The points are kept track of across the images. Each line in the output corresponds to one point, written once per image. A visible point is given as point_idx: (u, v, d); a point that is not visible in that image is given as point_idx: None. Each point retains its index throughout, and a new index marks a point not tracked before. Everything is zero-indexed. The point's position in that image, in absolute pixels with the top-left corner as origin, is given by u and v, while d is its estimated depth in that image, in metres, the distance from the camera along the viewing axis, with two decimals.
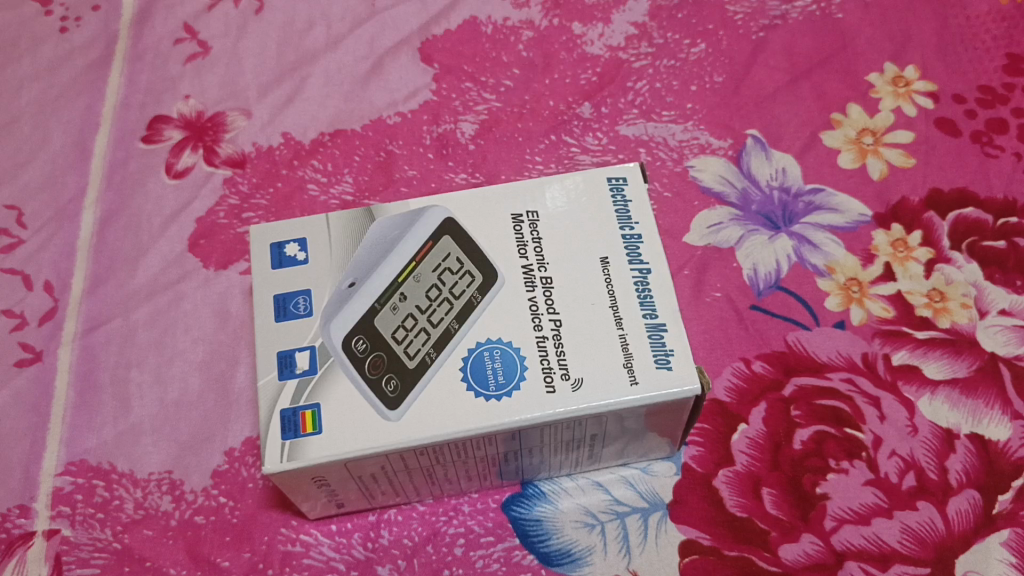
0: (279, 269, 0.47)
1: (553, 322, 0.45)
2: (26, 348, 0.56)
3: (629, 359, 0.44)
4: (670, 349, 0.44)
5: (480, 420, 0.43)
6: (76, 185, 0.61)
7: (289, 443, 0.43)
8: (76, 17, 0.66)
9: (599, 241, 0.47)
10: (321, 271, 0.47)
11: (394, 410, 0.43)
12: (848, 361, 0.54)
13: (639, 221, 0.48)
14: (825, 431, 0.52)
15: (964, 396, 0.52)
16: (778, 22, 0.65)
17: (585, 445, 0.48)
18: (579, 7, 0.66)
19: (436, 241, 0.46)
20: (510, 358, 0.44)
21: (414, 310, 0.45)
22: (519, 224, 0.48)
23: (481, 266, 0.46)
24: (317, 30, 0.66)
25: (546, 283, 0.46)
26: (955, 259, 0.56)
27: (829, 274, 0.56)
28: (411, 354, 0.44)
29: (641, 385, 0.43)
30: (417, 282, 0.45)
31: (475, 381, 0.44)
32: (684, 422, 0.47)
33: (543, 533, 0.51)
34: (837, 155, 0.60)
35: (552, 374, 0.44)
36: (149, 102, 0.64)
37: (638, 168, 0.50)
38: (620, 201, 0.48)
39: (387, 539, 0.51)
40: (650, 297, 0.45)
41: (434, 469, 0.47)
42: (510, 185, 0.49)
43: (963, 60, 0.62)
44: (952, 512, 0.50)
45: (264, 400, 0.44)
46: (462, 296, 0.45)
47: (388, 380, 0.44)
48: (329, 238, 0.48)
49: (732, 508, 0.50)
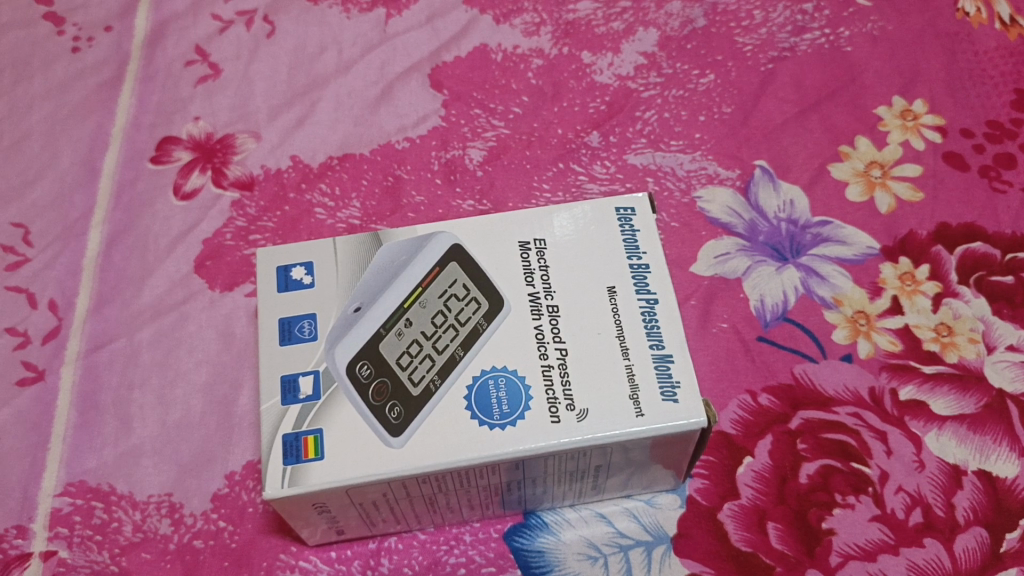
0: (285, 292, 0.47)
1: (559, 351, 0.45)
2: (29, 367, 0.56)
3: (635, 390, 0.44)
4: (677, 381, 0.44)
5: (484, 450, 0.43)
6: (84, 204, 0.62)
7: (290, 469, 0.42)
8: (88, 38, 0.67)
9: (607, 271, 0.47)
10: (327, 294, 0.47)
11: (397, 438, 0.43)
12: (855, 395, 0.53)
13: (647, 252, 0.47)
14: (832, 465, 0.51)
15: (971, 432, 0.52)
16: (787, 54, 0.65)
17: (590, 476, 0.47)
18: (589, 36, 0.66)
19: (443, 268, 0.46)
20: (515, 387, 0.44)
21: (420, 336, 0.45)
22: (526, 252, 0.48)
23: (488, 293, 0.46)
24: (328, 54, 0.66)
25: (552, 312, 0.46)
26: (963, 294, 0.56)
27: (837, 306, 0.56)
28: (416, 381, 0.44)
29: (647, 417, 0.43)
30: (423, 308, 0.45)
31: (479, 410, 0.44)
32: (690, 455, 0.47)
33: (545, 565, 0.50)
34: (845, 187, 0.60)
35: (557, 404, 0.44)
36: (160, 123, 0.65)
37: (646, 199, 0.50)
38: (628, 231, 0.48)
39: (388, 567, 0.50)
40: (656, 327, 0.45)
41: (436, 498, 0.46)
42: (520, 212, 0.49)
43: (972, 96, 0.62)
44: (960, 550, 0.49)
45: (266, 425, 0.44)
46: (468, 323, 0.45)
47: (392, 408, 0.43)
48: (336, 262, 0.47)
49: (738, 543, 0.50)
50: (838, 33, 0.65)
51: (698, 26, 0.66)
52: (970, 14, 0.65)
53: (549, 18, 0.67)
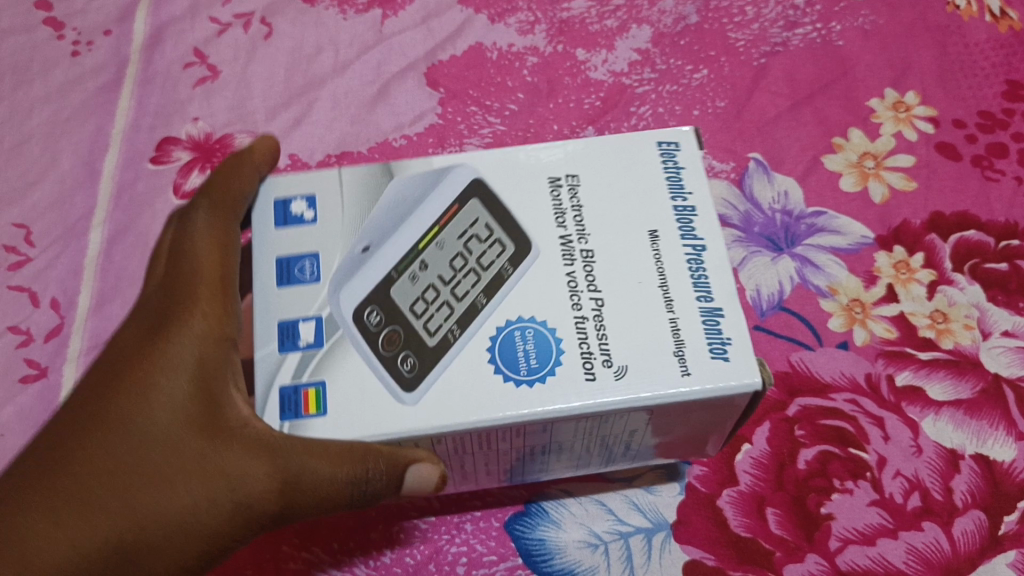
0: (285, 227, 0.46)
1: (594, 301, 0.43)
2: (32, 364, 0.57)
3: (680, 347, 0.42)
4: (728, 338, 0.42)
5: (511, 406, 0.41)
6: (84, 205, 0.62)
7: (288, 424, 0.42)
8: (88, 42, 0.67)
9: (650, 214, 0.46)
10: (329, 231, 0.46)
11: (410, 394, 0.42)
12: (851, 382, 0.54)
13: (693, 192, 0.46)
14: (830, 451, 0.52)
15: (968, 417, 0.52)
16: (780, 48, 0.65)
17: (618, 442, 0.46)
18: (583, 34, 0.67)
19: (462, 205, 0.46)
20: (545, 340, 0.43)
21: (436, 281, 0.44)
22: (558, 188, 0.47)
23: (515, 237, 0.45)
24: (325, 55, 0.67)
25: (586, 257, 0.44)
26: (957, 281, 0.56)
27: (833, 294, 0.56)
28: (433, 330, 0.43)
29: (694, 376, 0.42)
30: (440, 249, 0.44)
31: (505, 365, 0.42)
32: (735, 419, 0.45)
33: (546, 553, 0.50)
34: (839, 178, 0.60)
35: (592, 360, 0.42)
36: (159, 124, 0.65)
37: (692, 133, 0.48)
38: (672, 167, 0.47)
39: (390, 557, 0.51)
40: (704, 277, 0.44)
41: (453, 460, 0.46)
42: (551, 146, 0.48)
43: (963, 87, 0.63)
44: (958, 533, 0.50)
45: (263, 374, 0.43)
46: (492, 267, 0.44)
47: (405, 358, 0.42)
48: (342, 200, 0.47)
49: (737, 528, 0.50)
50: (829, 27, 0.66)
51: (692, 22, 0.67)
52: (960, 7, 0.66)
53: (543, 17, 0.67)
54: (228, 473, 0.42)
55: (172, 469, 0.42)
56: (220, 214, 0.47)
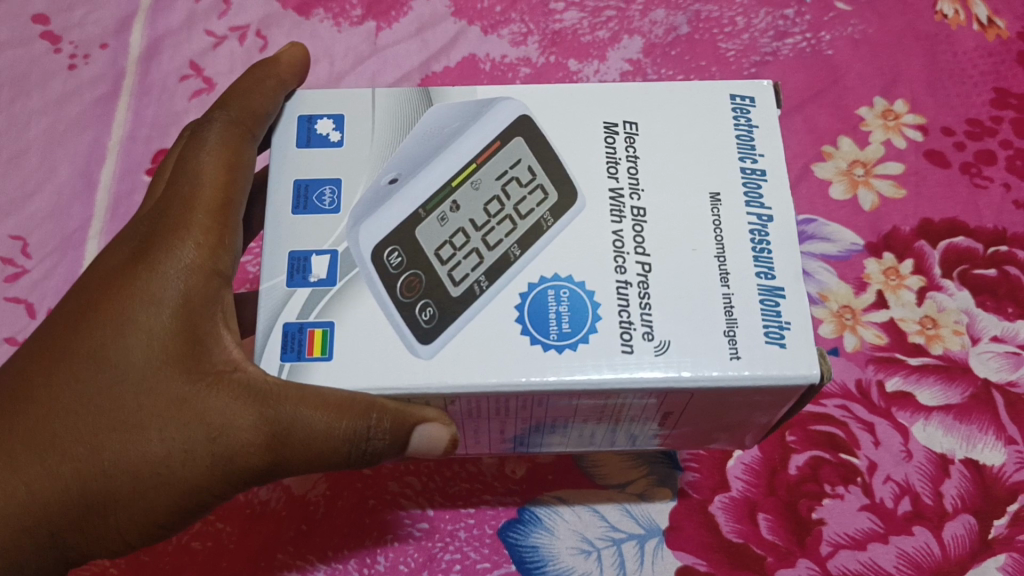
0: (308, 146, 0.45)
1: (642, 265, 0.42)
2: None
3: (732, 328, 0.41)
4: (786, 322, 0.41)
5: (537, 372, 0.41)
6: (81, 216, 0.63)
7: (288, 365, 0.41)
8: (85, 54, 0.68)
9: (714, 176, 0.44)
10: (351, 162, 0.45)
11: (425, 347, 0.41)
12: (842, 387, 0.54)
13: (764, 154, 0.45)
14: (821, 457, 0.52)
15: (958, 421, 0.53)
16: (770, 58, 0.66)
17: (650, 419, 0.45)
18: (575, 45, 0.68)
19: (504, 144, 0.44)
20: (580, 301, 0.42)
21: (466, 225, 0.43)
22: (613, 134, 0.45)
23: (559, 187, 0.44)
24: (320, 66, 0.67)
25: (636, 216, 0.43)
26: (946, 287, 0.57)
27: (823, 301, 0.57)
28: (458, 279, 0.42)
29: (744, 361, 0.41)
30: (475, 192, 0.43)
31: (533, 325, 0.41)
32: (779, 412, 0.44)
33: (539, 560, 0.51)
34: (829, 186, 0.61)
35: (631, 330, 0.41)
36: (155, 136, 0.65)
37: (771, 89, 0.47)
38: (745, 124, 0.46)
39: (384, 564, 0.51)
40: (767, 252, 0.43)
41: (465, 423, 0.45)
42: (613, 89, 0.46)
43: (952, 95, 0.64)
44: (948, 537, 0.50)
45: (269, 305, 0.42)
46: (529, 217, 0.43)
47: (424, 308, 0.41)
48: (372, 131, 0.46)
49: (728, 534, 0.51)
50: (819, 37, 0.66)
51: (682, 32, 0.67)
52: (948, 16, 0.66)
53: (536, 28, 0.68)
54: (209, 420, 0.41)
55: (150, 412, 0.42)
56: (234, 134, 0.46)
